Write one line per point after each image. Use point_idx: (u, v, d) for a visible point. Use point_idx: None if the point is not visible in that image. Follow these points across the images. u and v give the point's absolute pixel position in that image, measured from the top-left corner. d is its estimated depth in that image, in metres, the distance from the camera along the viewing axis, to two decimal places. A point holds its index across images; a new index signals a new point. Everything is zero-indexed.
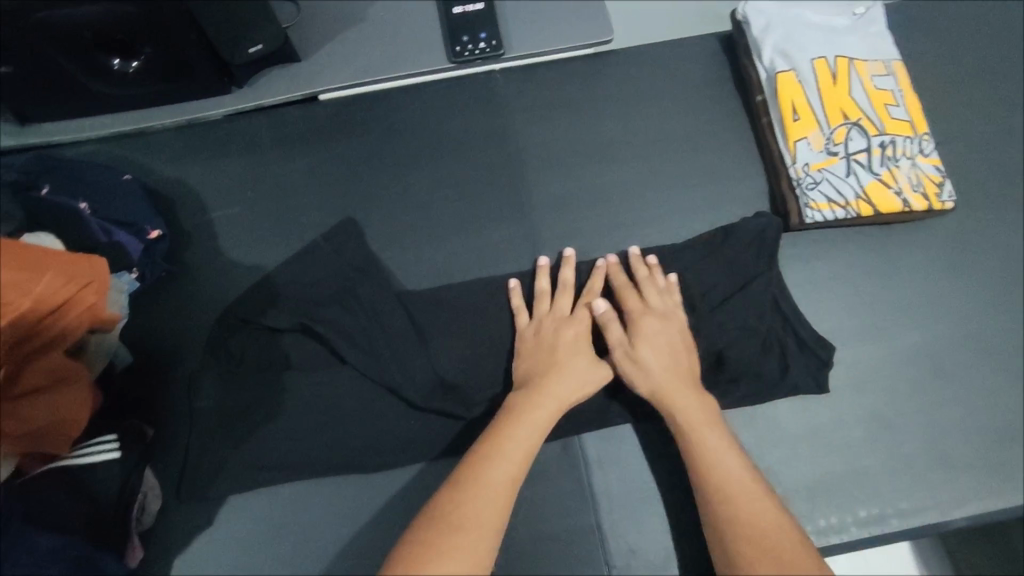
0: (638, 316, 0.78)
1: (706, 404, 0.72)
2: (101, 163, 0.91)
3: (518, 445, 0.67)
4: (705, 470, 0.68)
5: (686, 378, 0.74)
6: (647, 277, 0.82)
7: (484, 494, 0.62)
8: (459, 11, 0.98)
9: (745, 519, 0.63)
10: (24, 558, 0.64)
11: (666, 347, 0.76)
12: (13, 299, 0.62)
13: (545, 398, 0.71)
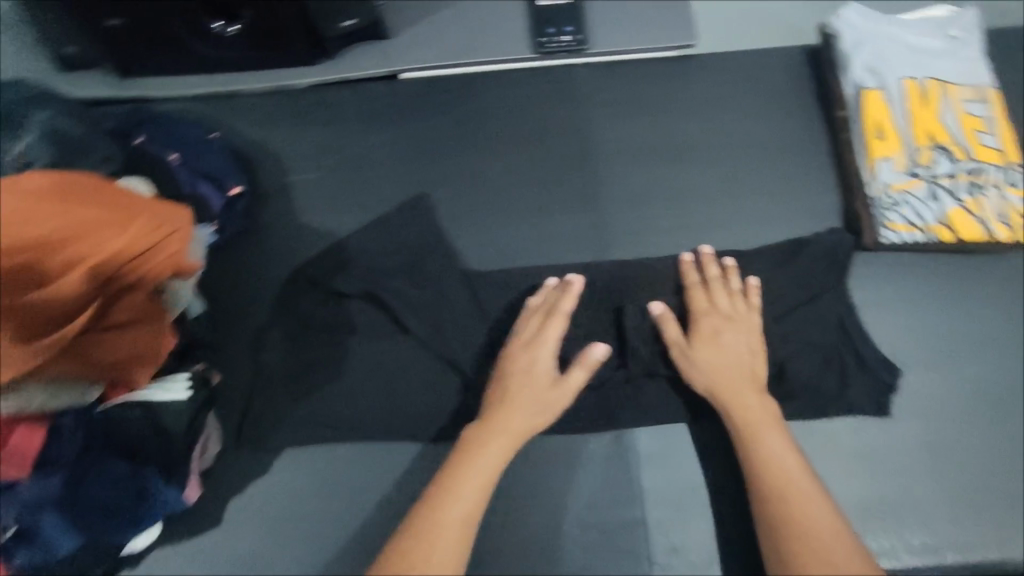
0: (699, 317, 0.81)
1: (764, 402, 0.76)
2: (193, 120, 0.94)
3: (467, 490, 0.69)
4: (764, 470, 0.71)
5: (744, 379, 0.77)
6: (719, 278, 0.83)
7: (440, 538, 0.66)
8: (547, 2, 1.00)
9: (801, 522, 0.67)
10: (99, 481, 0.68)
11: (731, 347, 0.79)
12: (113, 236, 0.67)
13: (494, 440, 0.73)
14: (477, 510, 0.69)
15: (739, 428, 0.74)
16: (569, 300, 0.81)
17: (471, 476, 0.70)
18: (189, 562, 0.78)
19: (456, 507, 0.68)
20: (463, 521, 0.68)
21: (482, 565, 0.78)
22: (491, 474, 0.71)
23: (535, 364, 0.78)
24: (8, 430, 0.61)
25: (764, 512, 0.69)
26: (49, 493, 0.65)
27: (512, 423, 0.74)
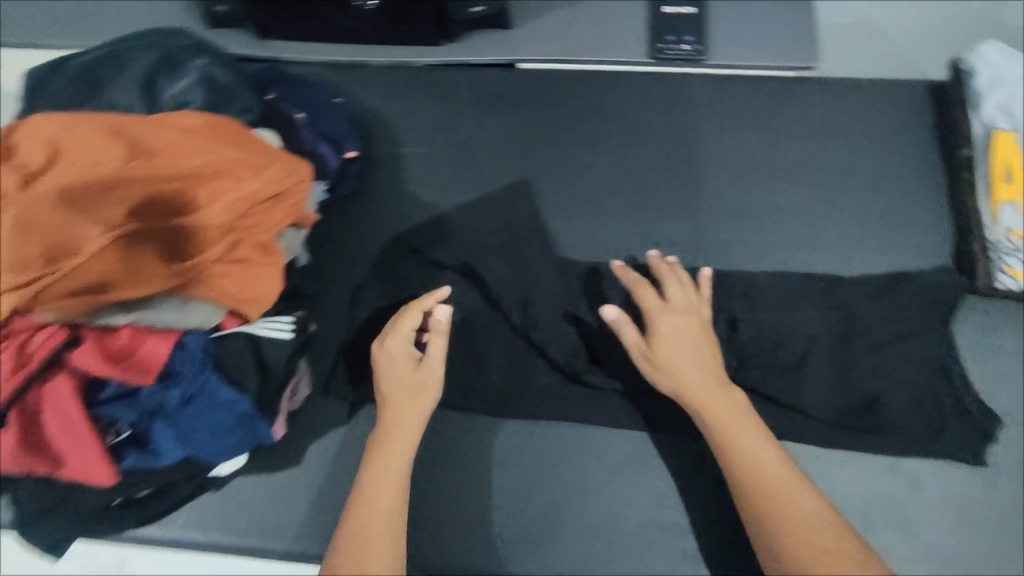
0: (656, 316, 0.78)
1: (731, 392, 0.74)
2: (319, 84, 1.00)
3: (373, 491, 0.71)
4: (742, 470, 0.70)
5: (710, 375, 0.75)
6: (666, 274, 0.81)
7: (371, 547, 0.67)
8: (670, 10, 1.01)
9: (789, 515, 0.66)
10: (204, 402, 0.73)
11: (688, 341, 0.76)
12: (248, 176, 0.72)
13: (397, 436, 0.75)
14: (396, 503, 0.71)
15: (714, 428, 0.72)
16: (433, 300, 0.80)
17: (378, 479, 0.72)
18: (271, 493, 0.84)
19: (379, 508, 0.70)
20: (389, 516, 0.70)
21: (546, 543, 0.81)
22: (399, 467, 0.73)
23: (393, 353, 0.77)
24: (136, 342, 0.68)
25: (753, 515, 0.68)
26: (160, 407, 0.72)
27: (411, 416, 0.76)
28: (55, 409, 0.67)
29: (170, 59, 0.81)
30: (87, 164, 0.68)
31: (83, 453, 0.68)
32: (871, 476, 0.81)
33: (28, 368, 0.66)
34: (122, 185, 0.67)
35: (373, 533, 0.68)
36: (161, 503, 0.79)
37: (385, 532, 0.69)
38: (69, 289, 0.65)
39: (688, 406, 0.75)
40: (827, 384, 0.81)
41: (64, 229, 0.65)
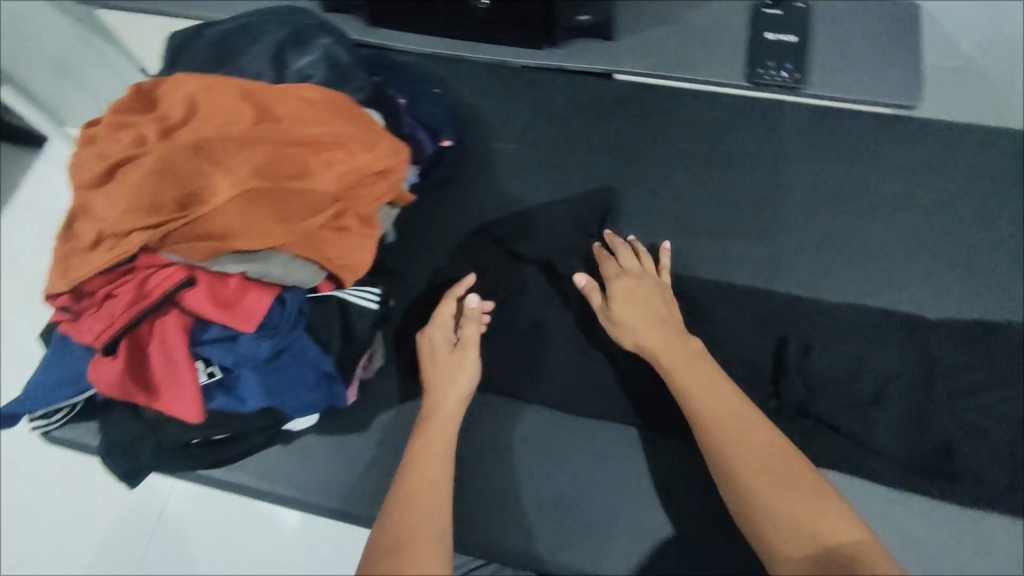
0: (613, 280, 0.83)
1: (690, 341, 0.77)
2: (422, 74, 1.04)
3: (420, 460, 0.72)
4: (697, 400, 0.71)
5: (668, 328, 0.78)
6: (623, 245, 0.87)
7: (417, 507, 0.67)
8: (771, 36, 1.01)
9: (746, 440, 0.67)
10: (292, 356, 0.77)
11: (642, 298, 0.81)
12: (360, 153, 0.77)
13: (441, 412, 0.77)
14: (445, 472, 0.71)
15: (673, 373, 0.74)
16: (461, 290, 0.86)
17: (425, 451, 0.73)
18: (336, 455, 0.88)
19: (425, 475, 0.70)
20: (436, 483, 0.70)
21: (599, 541, 0.82)
22: (443, 442, 0.74)
23: (434, 340, 0.82)
24: (244, 291, 0.73)
25: (709, 440, 0.68)
26: (255, 356, 0.74)
27: (452, 391, 0.79)
28: (163, 343, 0.72)
29: (298, 36, 0.87)
30: (221, 121, 0.73)
31: (183, 390, 0.71)
32: (936, 525, 0.79)
33: (145, 303, 0.70)
34: (251, 144, 0.72)
35: (420, 492, 0.68)
36: (235, 447, 0.83)
37: (431, 494, 0.68)
38: (195, 234, 0.69)
39: (651, 357, 0.77)
40: (901, 425, 0.81)
41: (196, 178, 0.69)
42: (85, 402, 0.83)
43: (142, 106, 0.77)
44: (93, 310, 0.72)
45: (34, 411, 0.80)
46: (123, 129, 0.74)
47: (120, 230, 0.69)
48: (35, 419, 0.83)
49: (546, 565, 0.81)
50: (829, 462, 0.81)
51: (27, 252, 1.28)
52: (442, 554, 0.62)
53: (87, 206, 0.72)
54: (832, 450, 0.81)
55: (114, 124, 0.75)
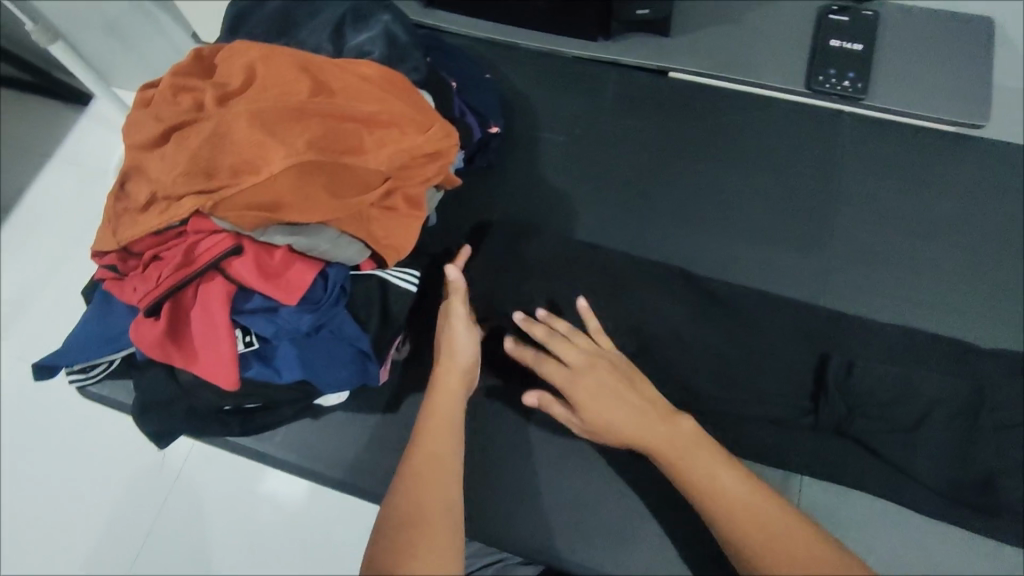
0: (569, 389, 0.73)
1: (677, 426, 0.69)
2: (474, 58, 1.03)
3: (427, 435, 0.69)
4: (702, 493, 0.64)
5: (650, 419, 0.70)
6: (549, 333, 0.76)
7: (429, 482, 0.65)
8: (835, 43, 0.98)
9: (762, 537, 0.60)
10: (330, 332, 0.77)
11: (607, 397, 0.72)
12: (413, 133, 0.76)
13: (449, 386, 0.74)
14: (454, 448, 0.69)
15: (674, 472, 0.67)
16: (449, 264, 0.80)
17: (432, 426, 0.70)
18: (364, 432, 0.88)
19: (434, 451, 0.68)
20: (445, 457, 0.68)
21: (621, 543, 0.81)
22: (450, 418, 0.71)
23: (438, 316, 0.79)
24: (288, 265, 0.73)
25: (726, 539, 0.62)
26: (295, 329, 0.74)
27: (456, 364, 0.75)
28: (205, 308, 0.72)
29: (358, 12, 0.87)
30: (278, 92, 0.73)
31: (220, 356, 0.71)
32: (970, 560, 0.78)
33: (192, 267, 0.71)
34: (307, 117, 0.71)
35: (429, 471, 0.66)
36: (265, 419, 0.83)
37: (440, 471, 0.66)
38: (247, 203, 0.69)
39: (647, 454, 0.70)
40: (942, 456, 0.79)
41: (252, 148, 0.69)
42: (122, 359, 0.84)
43: (202, 73, 0.78)
44: (139, 272, 0.74)
45: (74, 364, 0.81)
46: (181, 93, 0.74)
47: (174, 194, 0.69)
48: (72, 372, 0.84)
49: (566, 563, 0.80)
50: (862, 486, 0.80)
51: (67, 207, 1.30)
52: (453, 542, 0.61)
53: (143, 168, 0.72)
54: (867, 474, 0.80)
55: (172, 87, 0.75)
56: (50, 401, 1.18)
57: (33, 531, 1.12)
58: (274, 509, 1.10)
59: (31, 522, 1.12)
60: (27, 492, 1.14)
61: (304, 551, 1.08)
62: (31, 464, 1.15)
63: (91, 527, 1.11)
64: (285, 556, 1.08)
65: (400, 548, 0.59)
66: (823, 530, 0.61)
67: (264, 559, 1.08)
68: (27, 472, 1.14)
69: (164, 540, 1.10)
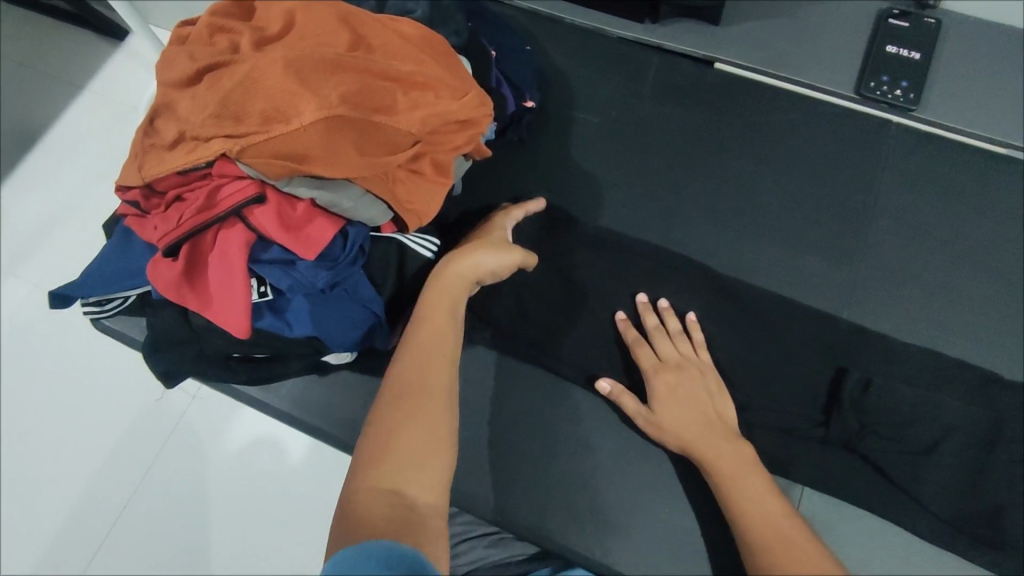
0: (651, 375, 0.80)
1: (740, 448, 0.74)
2: (516, 29, 1.01)
3: (428, 323, 0.72)
4: (735, 499, 0.70)
5: (713, 431, 0.75)
6: (657, 325, 0.83)
7: (419, 363, 0.68)
8: (892, 50, 0.95)
9: (770, 536, 0.65)
10: (345, 292, 0.77)
11: (684, 399, 0.77)
12: (448, 99, 0.74)
13: (465, 268, 0.77)
14: (450, 331, 0.72)
15: (719, 480, 0.71)
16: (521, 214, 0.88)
17: (433, 310, 0.73)
18: (367, 393, 0.88)
19: (435, 338, 0.70)
20: (444, 346, 0.70)
21: (612, 532, 0.79)
22: (451, 308, 0.74)
23: (493, 226, 0.84)
24: (310, 219, 0.72)
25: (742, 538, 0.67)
26: (311, 284, 0.74)
27: (483, 255, 0.78)
28: (222, 254, 0.71)
29: None
30: (315, 43, 0.71)
31: (233, 304, 0.71)
32: None
33: (213, 211, 0.70)
34: (343, 71, 0.70)
35: (429, 357, 0.69)
36: (270, 371, 0.83)
37: (439, 359, 0.69)
38: (275, 151, 0.67)
39: (695, 456, 0.74)
40: (948, 484, 0.77)
41: (285, 97, 0.67)
42: (136, 297, 0.84)
43: (241, 15, 0.77)
44: (161, 211, 0.74)
45: (89, 296, 0.81)
46: (218, 35, 0.74)
47: (203, 135, 0.68)
48: (86, 305, 0.84)
49: (555, 546, 0.79)
50: (863, 503, 0.78)
51: (97, 140, 1.30)
52: (446, 425, 0.64)
53: (175, 105, 0.71)
54: (871, 491, 0.78)
55: (209, 27, 0.74)
56: (64, 328, 1.19)
57: (38, 452, 1.14)
58: (274, 458, 1.11)
59: (37, 444, 1.15)
60: (35, 414, 1.16)
61: (299, 502, 1.09)
62: (41, 388, 1.17)
63: (95, 454, 1.13)
64: (280, 504, 1.09)
65: (398, 422, 0.62)
66: (825, 546, 0.66)
67: (260, 505, 1.10)
68: (36, 396, 1.17)
69: (163, 476, 1.12)
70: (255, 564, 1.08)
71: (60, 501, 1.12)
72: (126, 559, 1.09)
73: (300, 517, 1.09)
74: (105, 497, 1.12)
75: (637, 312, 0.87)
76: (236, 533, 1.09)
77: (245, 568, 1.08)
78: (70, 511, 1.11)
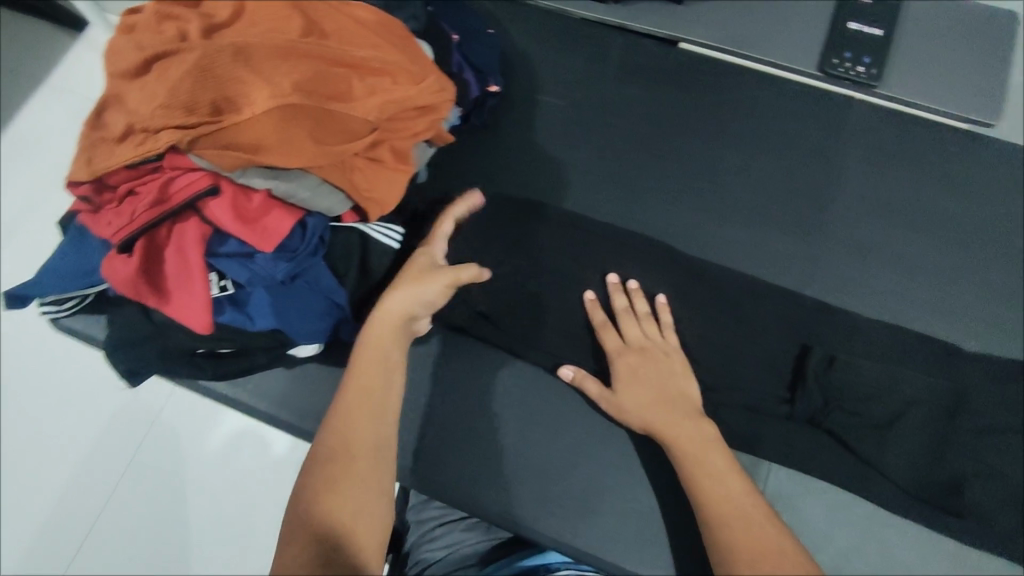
0: (616, 358, 0.81)
1: (703, 426, 0.74)
2: (478, 12, 0.99)
3: (360, 382, 0.70)
4: (697, 478, 0.70)
5: (675, 411, 0.76)
6: (625, 307, 0.84)
7: (358, 418, 0.68)
8: (855, 26, 0.95)
9: (730, 513, 0.66)
10: (308, 284, 0.76)
11: (646, 380, 0.78)
12: (405, 84, 0.73)
13: (402, 312, 0.75)
14: (391, 379, 0.72)
15: (681, 459, 0.72)
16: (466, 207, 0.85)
17: (371, 354, 0.72)
18: (336, 384, 0.87)
19: (369, 399, 0.69)
20: (378, 407, 0.69)
21: (584, 513, 0.79)
22: (386, 362, 0.72)
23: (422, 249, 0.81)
24: (267, 210, 0.70)
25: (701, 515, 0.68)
26: (270, 277, 0.72)
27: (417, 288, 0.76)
28: (179, 250, 0.70)
29: None
30: (267, 31, 0.71)
31: (192, 299, 0.69)
32: (925, 555, 0.78)
33: (166, 206, 0.68)
34: (296, 57, 0.69)
35: (361, 425, 0.68)
36: (237, 365, 0.82)
37: (371, 427, 0.68)
38: (227, 142, 0.66)
39: (658, 438, 0.75)
40: (913, 457, 0.78)
41: (236, 85, 0.66)
42: (95, 295, 0.82)
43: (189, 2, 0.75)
44: (113, 206, 0.71)
45: (46, 295, 0.79)
46: (166, 22, 0.72)
47: (151, 126, 0.66)
48: (45, 304, 0.82)
49: (527, 531, 0.79)
50: (827, 476, 0.80)
51: (57, 134, 1.27)
52: (381, 478, 0.66)
53: (123, 97, 0.70)
54: (834, 464, 0.80)
55: (157, 14, 0.72)
56: (31, 329, 1.17)
57: (9, 455, 1.12)
58: (254, 453, 1.11)
59: (8, 447, 1.12)
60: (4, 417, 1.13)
61: (280, 495, 1.09)
62: (7, 391, 1.14)
63: (70, 454, 1.12)
64: (263, 500, 1.09)
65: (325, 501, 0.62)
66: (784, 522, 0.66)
67: (241, 499, 1.09)
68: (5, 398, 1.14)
69: (141, 476, 1.10)
70: (240, 561, 1.07)
71: (35, 504, 1.10)
72: (106, 561, 1.08)
73: (283, 510, 1.09)
74: (82, 497, 1.10)
75: (607, 293, 0.87)
76: (219, 529, 1.08)
77: (227, 563, 1.07)
78: (46, 513, 1.10)
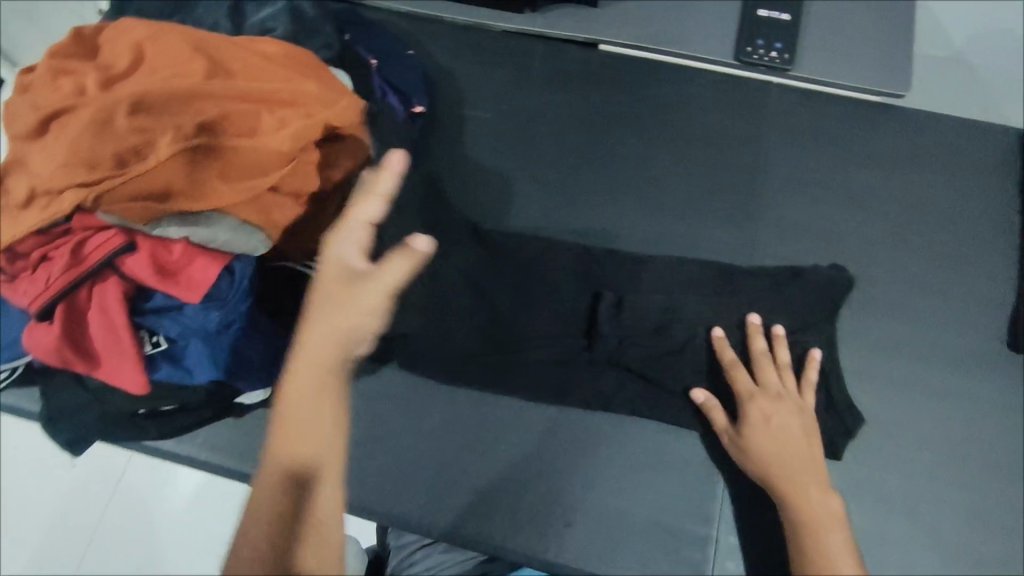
0: (747, 402, 0.78)
1: (828, 501, 0.74)
2: (396, 34, 0.99)
3: (287, 424, 0.62)
4: (813, 545, 0.71)
5: (809, 471, 0.75)
6: (764, 353, 0.81)
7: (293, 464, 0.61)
8: (764, 13, 0.98)
9: None
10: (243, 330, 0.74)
11: (782, 433, 0.76)
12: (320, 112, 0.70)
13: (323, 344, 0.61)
14: (328, 416, 0.62)
15: (803, 524, 0.73)
16: (393, 179, 0.64)
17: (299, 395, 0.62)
18: None
19: (289, 460, 0.61)
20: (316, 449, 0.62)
21: (548, 522, 0.79)
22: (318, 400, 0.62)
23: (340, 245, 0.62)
24: (191, 258, 0.68)
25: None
26: (202, 327, 0.71)
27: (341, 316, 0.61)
28: (104, 311, 0.68)
29: None
30: (169, 75, 0.69)
31: (126, 360, 0.68)
32: (880, 520, 0.79)
33: (84, 266, 0.66)
34: (201, 100, 0.67)
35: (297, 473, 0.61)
36: (180, 422, 0.79)
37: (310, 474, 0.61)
38: (134, 193, 0.64)
39: (777, 493, 0.75)
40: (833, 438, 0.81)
41: (138, 134, 0.64)
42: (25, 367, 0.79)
43: (85, 54, 0.73)
44: (27, 275, 0.68)
45: None
46: (62, 77, 0.69)
47: (54, 187, 0.64)
48: None
49: (494, 548, 0.79)
50: None
51: None
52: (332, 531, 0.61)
53: (24, 160, 0.67)
54: None
55: (51, 70, 0.69)
56: None
57: None
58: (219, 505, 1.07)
59: None
60: None
61: None
62: None
63: (26, 529, 1.07)
64: None
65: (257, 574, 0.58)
66: None
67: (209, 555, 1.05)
68: None
69: (104, 545, 1.06)
70: None
71: None
72: None
73: None
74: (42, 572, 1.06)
75: (745, 333, 0.84)
76: None
77: None
78: None
